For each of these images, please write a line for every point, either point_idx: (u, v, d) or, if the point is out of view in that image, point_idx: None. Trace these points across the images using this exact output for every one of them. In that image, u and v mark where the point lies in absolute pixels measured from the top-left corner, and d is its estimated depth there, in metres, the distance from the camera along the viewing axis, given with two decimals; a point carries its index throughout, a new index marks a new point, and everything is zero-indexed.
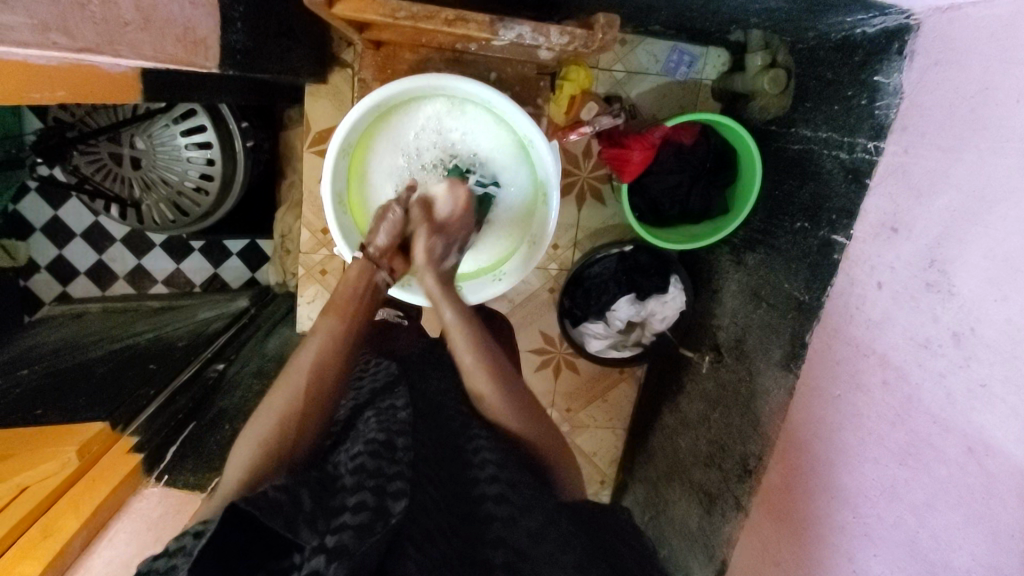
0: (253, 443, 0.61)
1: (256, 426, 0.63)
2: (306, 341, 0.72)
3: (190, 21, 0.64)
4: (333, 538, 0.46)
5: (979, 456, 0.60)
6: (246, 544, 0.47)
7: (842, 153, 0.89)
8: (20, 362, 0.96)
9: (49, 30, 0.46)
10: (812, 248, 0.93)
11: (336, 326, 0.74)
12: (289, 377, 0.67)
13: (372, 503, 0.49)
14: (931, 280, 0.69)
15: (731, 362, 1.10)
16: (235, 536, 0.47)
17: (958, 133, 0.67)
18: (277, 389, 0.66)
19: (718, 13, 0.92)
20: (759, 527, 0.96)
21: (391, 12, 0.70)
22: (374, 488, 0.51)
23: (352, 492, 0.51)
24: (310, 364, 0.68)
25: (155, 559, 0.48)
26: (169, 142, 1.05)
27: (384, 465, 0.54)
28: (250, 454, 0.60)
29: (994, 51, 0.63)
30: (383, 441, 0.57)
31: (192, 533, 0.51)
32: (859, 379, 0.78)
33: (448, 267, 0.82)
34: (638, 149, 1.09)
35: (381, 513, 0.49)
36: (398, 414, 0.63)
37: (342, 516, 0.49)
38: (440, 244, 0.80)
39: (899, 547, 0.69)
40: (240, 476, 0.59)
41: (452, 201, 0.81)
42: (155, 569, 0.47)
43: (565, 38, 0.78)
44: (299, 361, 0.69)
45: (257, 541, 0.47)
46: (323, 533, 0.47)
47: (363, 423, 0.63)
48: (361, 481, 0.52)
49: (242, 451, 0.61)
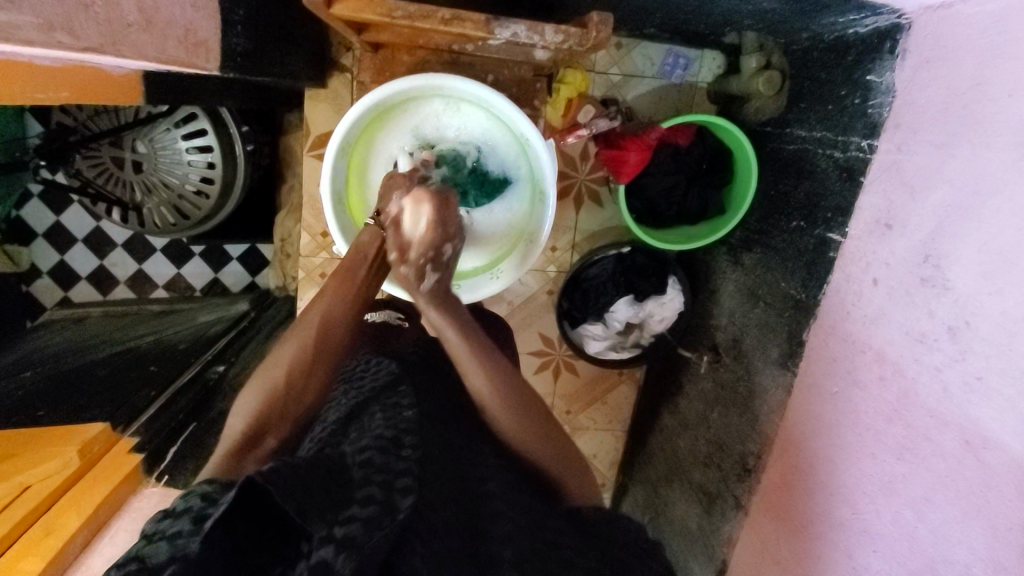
0: (258, 392, 0.67)
1: (265, 372, 0.68)
2: (313, 301, 0.75)
3: (192, 23, 0.65)
4: (342, 529, 0.46)
5: (976, 449, 0.60)
6: (255, 524, 0.46)
7: (836, 152, 0.90)
8: (23, 363, 0.97)
9: (53, 29, 0.47)
10: (807, 246, 0.94)
11: (343, 287, 0.76)
12: (298, 333, 0.71)
13: (380, 497, 0.49)
14: (927, 275, 0.69)
15: (729, 362, 1.11)
16: (244, 515, 0.45)
17: (951, 128, 0.68)
18: (286, 342, 0.70)
19: (713, 16, 0.93)
20: (758, 525, 0.96)
21: (388, 11, 0.72)
22: (381, 483, 0.51)
23: (360, 486, 0.50)
24: (314, 325, 0.72)
25: (160, 522, 0.48)
26: (170, 145, 1.06)
27: (391, 461, 0.54)
28: (253, 406, 0.66)
29: (984, 47, 0.64)
30: (391, 438, 0.57)
31: (195, 495, 0.51)
32: (856, 376, 0.79)
33: (430, 286, 0.75)
34: (636, 150, 1.10)
35: (388, 508, 0.49)
36: (403, 412, 0.63)
37: (350, 508, 0.48)
38: (412, 269, 0.75)
39: (898, 543, 0.69)
40: (244, 424, 0.64)
41: (417, 220, 0.75)
42: (161, 532, 0.47)
43: (559, 37, 0.79)
44: (306, 320, 0.73)
45: (264, 529, 0.46)
46: (332, 523, 0.47)
47: (369, 419, 0.63)
48: (368, 475, 0.52)
49: (249, 395, 0.67)
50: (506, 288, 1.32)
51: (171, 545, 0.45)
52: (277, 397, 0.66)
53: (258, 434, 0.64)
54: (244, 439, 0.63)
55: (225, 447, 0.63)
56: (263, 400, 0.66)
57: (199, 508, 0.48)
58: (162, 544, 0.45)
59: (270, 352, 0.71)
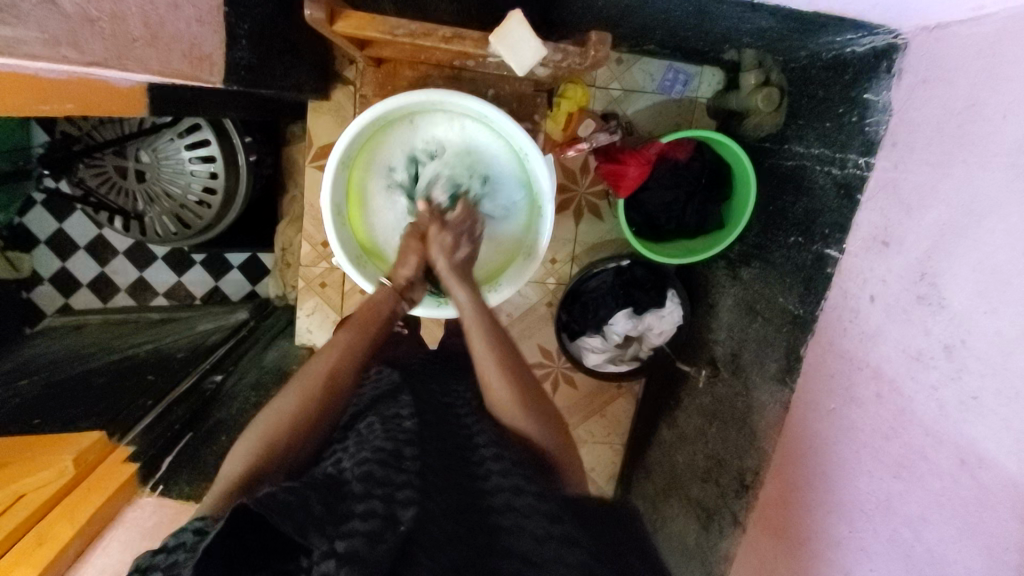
0: (256, 433, 0.64)
1: (265, 418, 0.66)
2: (321, 350, 0.75)
3: (197, 37, 0.66)
4: (343, 543, 0.47)
5: (972, 467, 0.60)
6: (254, 545, 0.48)
7: (834, 169, 0.91)
8: (19, 371, 0.97)
9: (60, 45, 0.47)
10: (806, 262, 0.94)
11: (353, 337, 0.77)
12: (304, 380, 0.70)
13: (381, 511, 0.50)
14: (922, 293, 0.69)
15: (728, 376, 1.11)
16: (237, 539, 0.47)
17: (946, 148, 0.69)
18: (288, 392, 0.69)
19: (712, 33, 0.95)
20: (756, 543, 0.95)
21: (390, 29, 0.73)
22: (382, 496, 0.52)
23: (360, 500, 0.51)
24: (321, 373, 0.71)
25: (155, 555, 0.49)
26: (173, 156, 1.07)
27: (391, 474, 0.54)
28: (250, 448, 0.63)
29: (978, 69, 0.65)
30: (391, 450, 0.58)
31: (190, 529, 0.52)
32: (853, 393, 0.79)
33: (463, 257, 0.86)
34: (634, 165, 1.11)
35: (390, 521, 0.49)
36: (403, 422, 0.64)
37: (350, 522, 0.49)
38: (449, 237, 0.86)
39: (894, 562, 0.68)
40: (240, 468, 0.61)
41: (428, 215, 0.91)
42: (157, 564, 0.48)
43: (558, 55, 0.78)
44: (311, 368, 0.72)
45: (265, 544, 0.48)
46: (333, 538, 0.48)
47: (368, 429, 0.64)
48: (369, 488, 0.52)
49: (246, 439, 0.64)
50: (505, 300, 1.33)
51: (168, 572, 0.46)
52: (279, 434, 0.64)
53: (255, 475, 0.60)
54: (244, 476, 0.60)
55: (222, 488, 0.59)
56: (264, 443, 0.63)
57: (192, 541, 0.49)
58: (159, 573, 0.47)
59: (268, 404, 0.69)
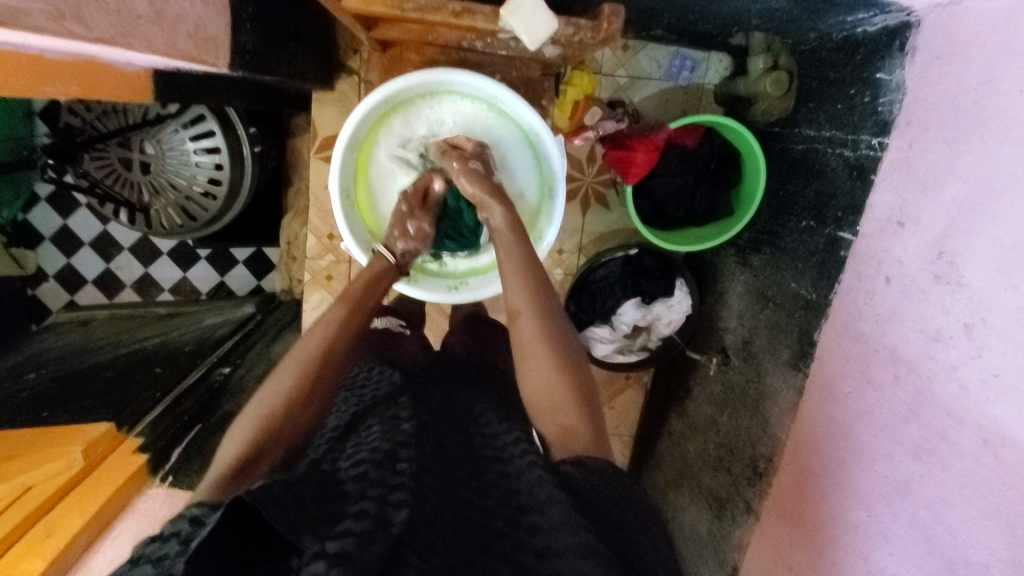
0: (256, 414, 0.64)
1: (260, 398, 0.66)
2: (313, 327, 0.74)
3: (202, 19, 0.65)
4: (334, 544, 0.46)
5: (994, 447, 0.59)
6: (244, 541, 0.47)
7: (846, 150, 0.90)
8: (26, 365, 0.96)
9: (64, 18, 0.46)
10: (818, 246, 0.93)
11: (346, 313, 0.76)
12: (298, 359, 0.70)
13: (373, 512, 0.49)
14: (941, 272, 0.68)
15: (739, 364, 1.10)
16: (233, 531, 0.47)
17: (961, 125, 0.67)
18: (283, 370, 0.69)
19: (721, 16, 0.94)
20: (771, 530, 0.94)
21: (399, 4, 0.71)
22: (375, 497, 0.51)
23: (354, 500, 0.51)
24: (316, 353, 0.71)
25: (148, 544, 0.48)
26: (177, 147, 1.07)
27: (387, 475, 0.54)
28: (248, 430, 0.63)
29: (994, 42, 0.64)
30: (387, 451, 0.57)
31: (184, 518, 0.51)
32: (870, 375, 0.78)
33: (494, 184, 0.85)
34: (643, 152, 1.10)
35: (382, 522, 0.48)
36: (402, 425, 0.63)
37: (343, 523, 0.48)
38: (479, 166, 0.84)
39: (916, 545, 0.67)
40: (236, 452, 0.62)
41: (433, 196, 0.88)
42: (149, 556, 0.47)
43: (571, 29, 0.78)
44: (305, 347, 0.71)
45: (260, 540, 0.48)
46: (324, 538, 0.47)
47: (367, 432, 0.63)
48: (363, 490, 0.52)
49: (240, 423, 0.64)
50: None
51: (157, 567, 0.45)
52: (274, 416, 0.64)
53: (250, 461, 0.61)
54: (236, 465, 0.60)
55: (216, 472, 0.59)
56: (259, 426, 0.63)
57: (186, 530, 0.48)
58: (148, 566, 0.45)
59: (264, 381, 0.68)
